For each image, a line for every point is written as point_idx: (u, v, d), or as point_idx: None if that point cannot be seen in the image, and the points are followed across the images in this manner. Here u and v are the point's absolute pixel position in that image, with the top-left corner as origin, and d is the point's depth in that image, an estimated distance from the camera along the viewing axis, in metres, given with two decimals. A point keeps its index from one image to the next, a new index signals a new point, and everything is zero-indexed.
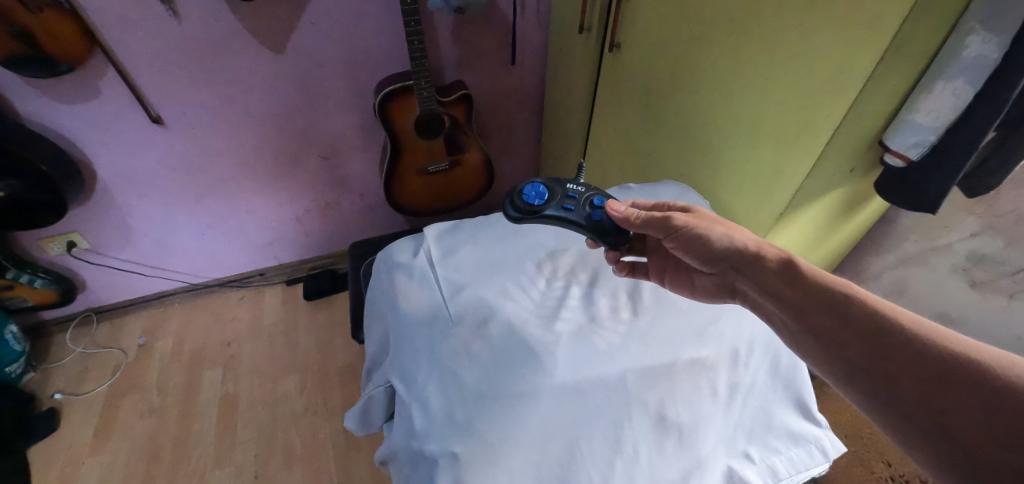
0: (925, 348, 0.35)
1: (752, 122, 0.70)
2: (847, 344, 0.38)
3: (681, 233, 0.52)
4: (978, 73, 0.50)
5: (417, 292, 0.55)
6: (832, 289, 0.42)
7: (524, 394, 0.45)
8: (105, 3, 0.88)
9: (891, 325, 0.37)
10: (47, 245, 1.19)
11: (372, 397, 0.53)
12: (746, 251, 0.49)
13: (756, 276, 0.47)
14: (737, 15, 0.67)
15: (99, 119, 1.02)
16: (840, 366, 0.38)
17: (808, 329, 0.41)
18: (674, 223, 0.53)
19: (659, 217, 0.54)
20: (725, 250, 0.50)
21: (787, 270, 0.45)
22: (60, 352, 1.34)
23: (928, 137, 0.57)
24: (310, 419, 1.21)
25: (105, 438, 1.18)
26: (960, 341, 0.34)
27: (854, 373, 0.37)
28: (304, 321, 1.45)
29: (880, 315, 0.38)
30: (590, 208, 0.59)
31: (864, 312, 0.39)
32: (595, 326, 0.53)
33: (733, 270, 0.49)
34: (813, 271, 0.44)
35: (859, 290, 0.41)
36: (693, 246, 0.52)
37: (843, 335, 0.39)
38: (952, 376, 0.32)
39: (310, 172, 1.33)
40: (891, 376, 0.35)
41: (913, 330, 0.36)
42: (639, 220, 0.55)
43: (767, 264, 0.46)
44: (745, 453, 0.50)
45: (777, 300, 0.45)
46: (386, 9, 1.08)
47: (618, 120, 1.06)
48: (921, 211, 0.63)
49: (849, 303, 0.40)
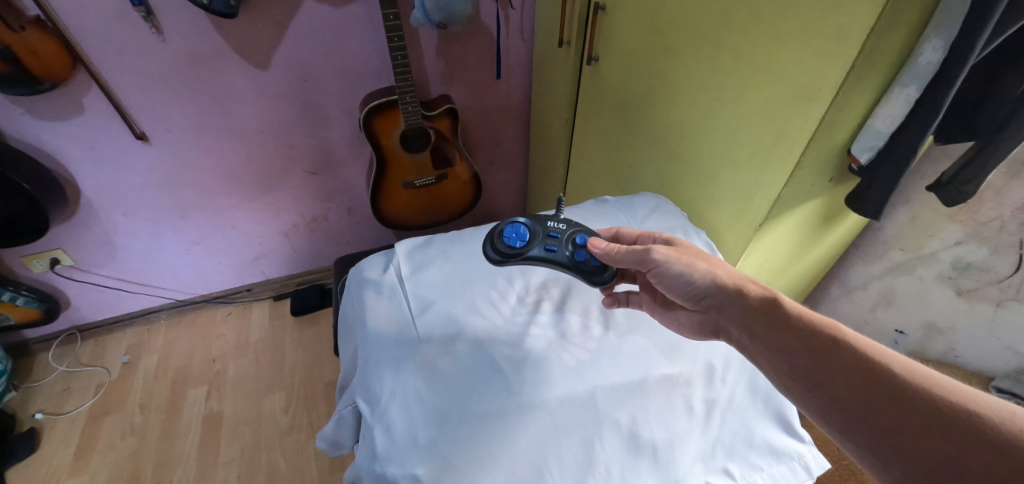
0: (923, 400, 0.34)
1: (727, 132, 0.70)
2: (839, 392, 0.37)
3: (663, 268, 0.51)
4: (923, 80, 0.52)
5: (385, 309, 0.54)
6: (820, 330, 0.41)
7: (491, 413, 0.44)
8: (89, 21, 0.88)
9: (878, 371, 0.36)
10: (30, 262, 1.18)
11: (342, 416, 0.51)
12: (727, 286, 0.48)
13: (735, 312, 0.46)
14: (708, 26, 0.67)
15: (83, 136, 1.02)
16: (832, 413, 0.37)
17: (796, 373, 0.40)
18: (653, 257, 0.51)
19: (638, 250, 0.52)
20: (705, 286, 0.49)
21: (771, 307, 0.44)
22: (43, 372, 1.32)
23: (879, 143, 0.58)
24: (295, 438, 1.19)
25: (85, 459, 1.15)
26: (953, 389, 0.34)
27: (848, 421, 0.36)
28: (292, 337, 1.43)
29: (871, 361, 0.37)
30: (572, 247, 0.56)
31: (855, 357, 0.38)
32: (565, 343, 0.51)
33: (717, 305, 0.48)
34: (795, 309, 0.44)
35: (847, 332, 0.40)
36: (676, 281, 0.50)
37: (836, 382, 0.37)
38: (952, 432, 0.32)
39: (296, 187, 1.33)
40: (887, 426, 0.34)
41: (904, 378, 0.35)
42: (619, 253, 0.53)
43: (749, 300, 0.46)
44: (724, 469, 0.48)
45: (757, 340, 0.43)
46: (370, 26, 1.09)
47: (598, 134, 1.06)
48: (866, 217, 0.65)
49: (838, 346, 0.39)
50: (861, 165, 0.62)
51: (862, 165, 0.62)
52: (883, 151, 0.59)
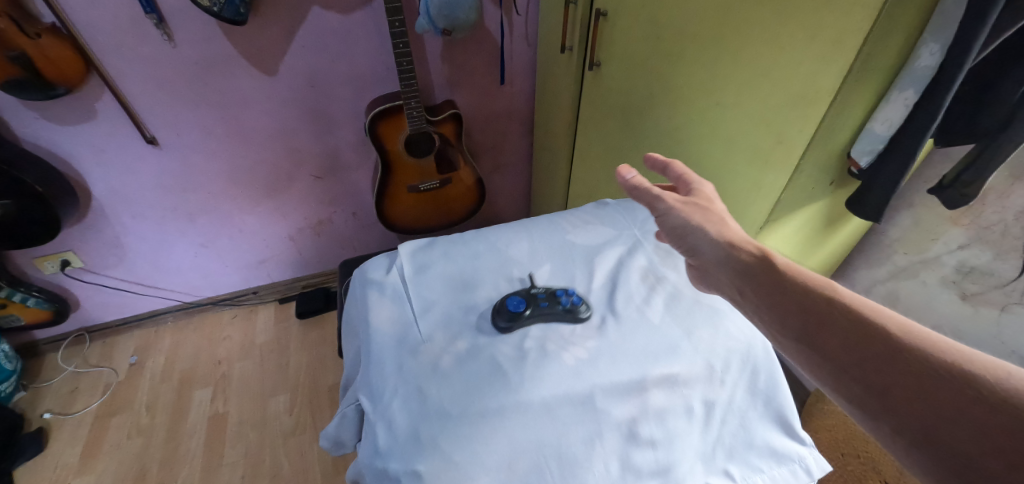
0: (914, 354, 0.32)
1: (727, 137, 0.71)
2: (830, 348, 0.35)
3: (665, 217, 0.52)
4: (921, 83, 0.52)
5: (387, 309, 0.55)
6: (813, 290, 0.39)
7: (491, 411, 0.45)
8: (102, 28, 0.91)
9: (871, 327, 0.34)
10: (42, 264, 1.20)
11: (345, 415, 0.52)
12: (721, 242, 0.47)
13: (727, 274, 0.45)
14: (707, 32, 0.68)
15: (95, 140, 1.04)
16: (823, 371, 0.35)
17: (787, 330, 0.38)
18: (658, 207, 0.53)
19: (651, 194, 0.53)
20: (700, 241, 0.49)
21: (762, 266, 0.43)
22: (51, 372, 1.34)
23: (879, 145, 0.58)
24: (299, 440, 1.20)
25: (92, 458, 1.16)
26: (953, 348, 0.31)
27: (837, 377, 0.34)
28: (296, 339, 1.44)
29: (864, 318, 0.35)
30: (549, 225, 0.69)
31: (847, 316, 0.36)
32: (565, 342, 0.52)
33: (710, 263, 0.48)
34: (790, 268, 0.42)
35: (841, 291, 0.38)
36: (674, 230, 0.52)
37: (828, 338, 0.36)
38: (943, 387, 0.29)
39: (302, 191, 1.34)
40: (876, 385, 0.32)
41: (898, 335, 0.33)
42: (633, 194, 0.55)
43: (740, 260, 0.45)
44: (725, 470, 0.49)
45: (747, 296, 0.43)
46: (376, 32, 1.11)
47: (599, 138, 1.07)
48: (864, 217, 0.66)
49: (831, 305, 0.37)
50: (861, 167, 0.62)
51: (863, 167, 0.62)
52: (883, 152, 0.59)
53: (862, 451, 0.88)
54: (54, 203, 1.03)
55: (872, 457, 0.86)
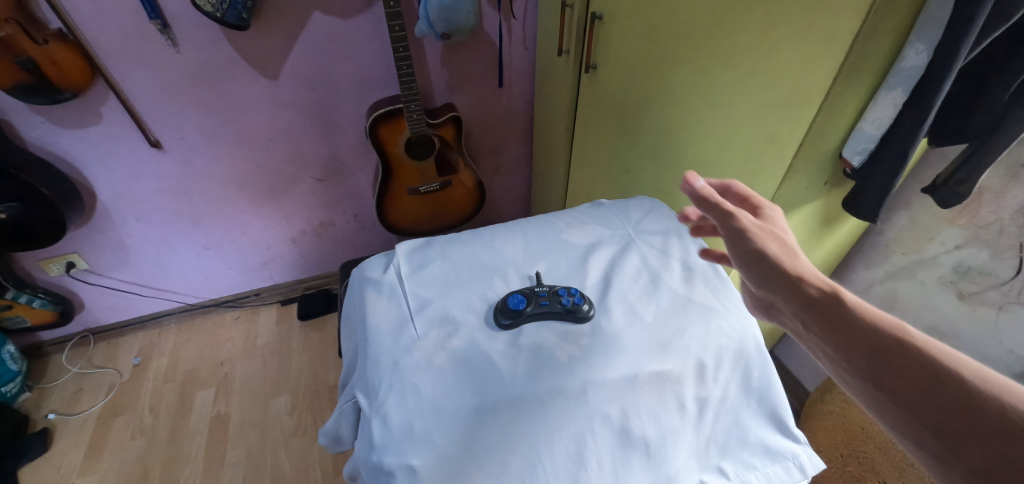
0: (1003, 413, 0.29)
1: (721, 138, 0.72)
2: (902, 396, 0.33)
3: (734, 238, 0.46)
4: (909, 82, 0.53)
5: (384, 307, 0.56)
6: (885, 331, 0.36)
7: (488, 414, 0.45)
8: (108, 33, 0.93)
9: (955, 377, 0.32)
10: (47, 266, 1.21)
11: (342, 412, 0.53)
12: (789, 272, 0.43)
13: (789, 303, 0.42)
14: (698, 36, 0.70)
15: (101, 143, 1.06)
16: (896, 421, 0.33)
17: (853, 371, 0.36)
18: (731, 225, 0.46)
19: (724, 211, 0.47)
20: (763, 268, 0.44)
21: (827, 301, 0.40)
22: (57, 373, 1.35)
23: (870, 145, 0.59)
24: (300, 440, 1.21)
25: (95, 458, 1.17)
26: None
27: (912, 430, 0.32)
28: (298, 340, 1.46)
29: (943, 368, 0.32)
30: (538, 225, 0.69)
31: (924, 364, 0.33)
32: (560, 339, 0.52)
33: (769, 290, 0.44)
34: (859, 305, 0.39)
35: (918, 335, 0.35)
36: (740, 252, 0.46)
37: (899, 386, 0.33)
38: None
39: (304, 194, 1.36)
40: (958, 443, 0.29)
41: (983, 391, 0.30)
42: (704, 206, 0.48)
43: (806, 292, 0.41)
44: (718, 467, 0.49)
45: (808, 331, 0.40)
46: (376, 37, 1.12)
47: (597, 139, 1.08)
48: (863, 218, 0.66)
49: (903, 348, 0.34)
50: (853, 168, 0.63)
51: (855, 168, 0.62)
52: (874, 153, 0.60)
53: (861, 451, 0.88)
54: (57, 204, 1.04)
55: (870, 456, 0.87)
